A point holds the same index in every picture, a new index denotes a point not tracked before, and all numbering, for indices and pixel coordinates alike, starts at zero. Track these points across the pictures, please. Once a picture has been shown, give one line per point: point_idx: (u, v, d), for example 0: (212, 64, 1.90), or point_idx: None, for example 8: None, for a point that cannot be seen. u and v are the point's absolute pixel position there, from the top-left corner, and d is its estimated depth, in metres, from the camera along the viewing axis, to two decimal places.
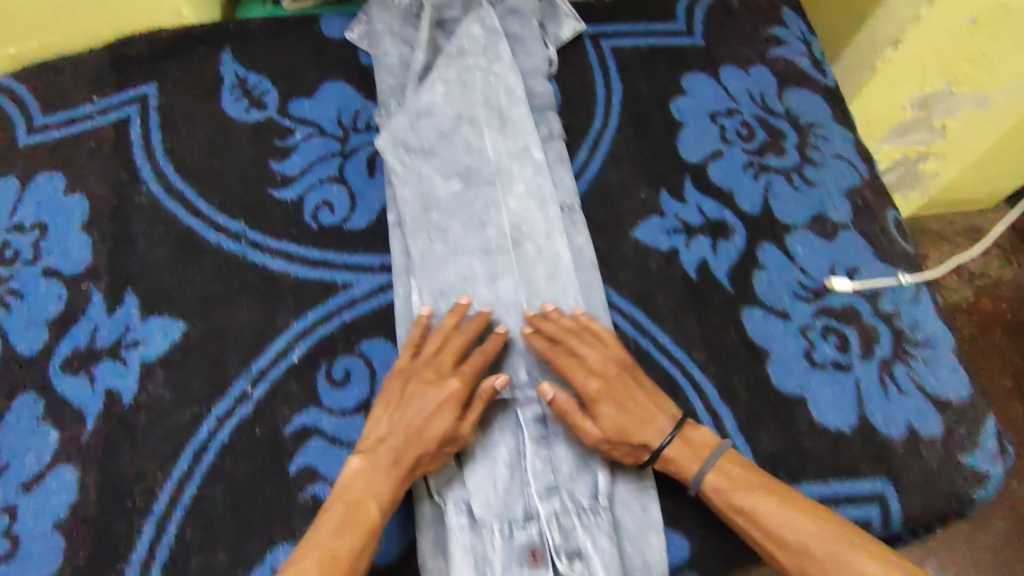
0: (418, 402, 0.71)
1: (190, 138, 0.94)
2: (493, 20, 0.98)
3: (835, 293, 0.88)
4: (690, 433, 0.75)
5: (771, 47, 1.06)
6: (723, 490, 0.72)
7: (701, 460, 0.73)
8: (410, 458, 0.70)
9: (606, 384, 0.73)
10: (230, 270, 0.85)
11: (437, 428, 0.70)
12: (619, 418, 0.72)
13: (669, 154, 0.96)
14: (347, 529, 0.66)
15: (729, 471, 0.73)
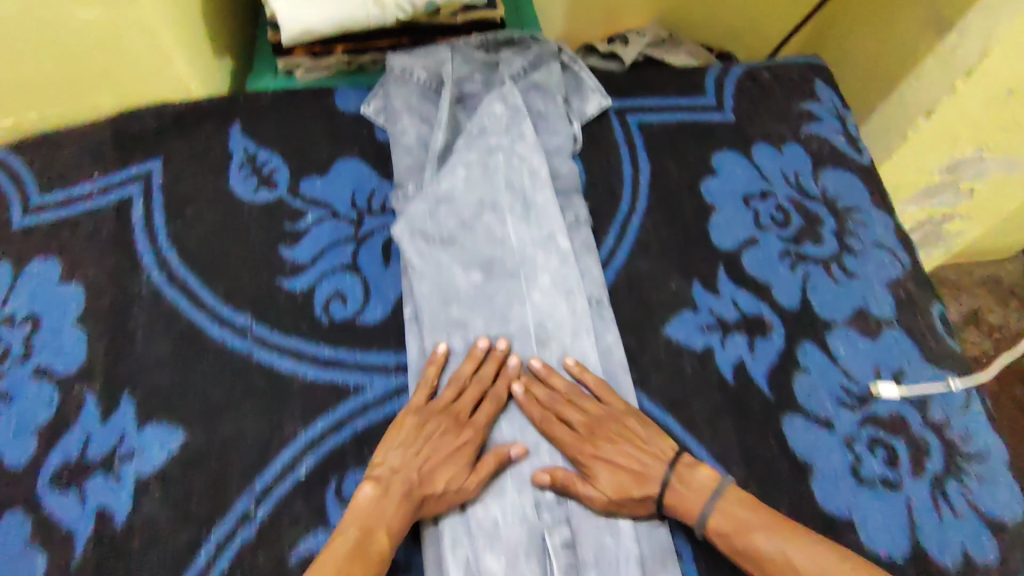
0: (434, 445, 0.73)
1: (195, 221, 0.88)
2: (517, 99, 0.93)
3: (880, 399, 0.83)
4: (687, 474, 0.73)
5: (805, 123, 1.01)
6: (727, 534, 0.70)
7: (703, 502, 0.71)
8: (421, 492, 0.70)
9: (611, 434, 0.75)
10: (234, 371, 0.80)
11: (451, 468, 0.71)
12: (626, 465, 0.73)
13: (701, 242, 0.91)
14: (358, 559, 0.65)
15: (727, 510, 0.70)
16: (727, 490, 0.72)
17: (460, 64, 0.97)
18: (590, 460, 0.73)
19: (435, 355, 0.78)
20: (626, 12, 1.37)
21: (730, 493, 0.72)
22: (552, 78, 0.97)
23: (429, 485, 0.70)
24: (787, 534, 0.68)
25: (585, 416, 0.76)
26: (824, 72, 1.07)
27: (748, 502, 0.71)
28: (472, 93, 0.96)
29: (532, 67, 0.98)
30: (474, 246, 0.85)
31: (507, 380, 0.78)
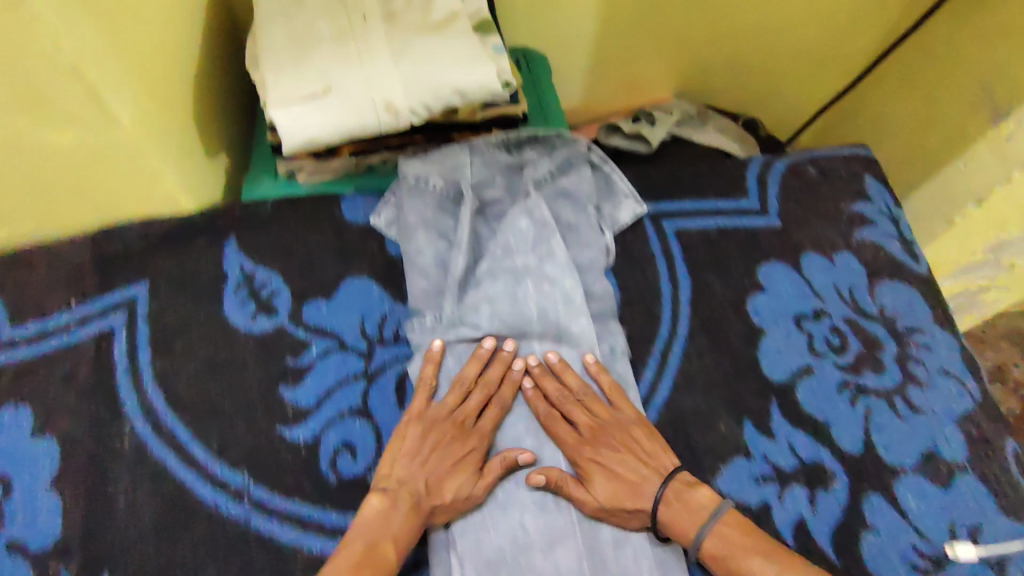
0: (440, 454, 0.70)
1: (184, 356, 0.79)
2: (543, 210, 0.84)
3: (958, 563, 0.74)
4: (685, 493, 0.70)
5: (856, 227, 0.92)
6: (723, 558, 0.67)
7: (699, 524, 0.68)
8: (430, 505, 0.68)
9: (614, 443, 0.72)
10: (228, 542, 0.70)
11: (456, 482, 0.69)
12: (627, 475, 0.71)
13: (750, 373, 0.82)
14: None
15: (723, 534, 0.68)
16: (725, 513, 0.69)
17: (479, 167, 0.87)
18: (589, 465, 0.71)
19: (431, 353, 0.75)
20: (649, 80, 1.28)
21: (728, 517, 0.69)
22: (581, 186, 0.88)
23: (437, 496, 0.68)
24: (783, 560, 0.66)
25: (590, 419, 0.74)
26: (873, 166, 0.99)
27: (742, 526, 0.69)
28: (492, 199, 0.87)
29: (559, 171, 0.89)
30: None
31: (511, 385, 0.75)
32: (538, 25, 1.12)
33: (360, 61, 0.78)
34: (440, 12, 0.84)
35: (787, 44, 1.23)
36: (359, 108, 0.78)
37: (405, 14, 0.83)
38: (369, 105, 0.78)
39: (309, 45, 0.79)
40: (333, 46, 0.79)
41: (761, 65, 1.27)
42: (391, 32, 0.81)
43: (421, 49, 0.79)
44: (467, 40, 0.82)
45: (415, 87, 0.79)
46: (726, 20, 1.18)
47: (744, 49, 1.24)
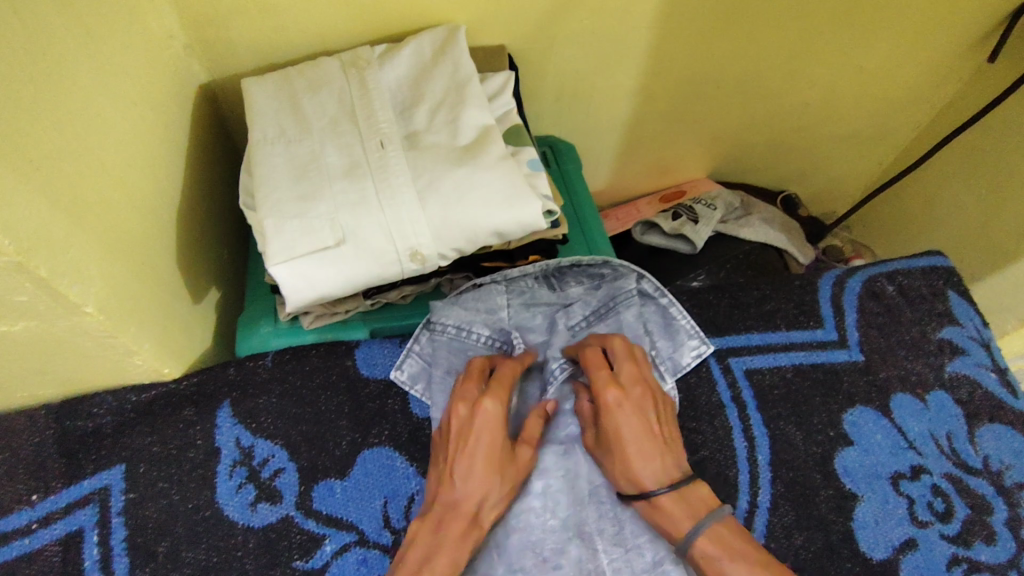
0: (470, 450, 0.61)
1: (171, 564, 0.65)
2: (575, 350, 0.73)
3: None
4: (687, 487, 0.62)
5: (946, 359, 0.81)
6: (717, 560, 0.58)
7: (694, 522, 0.60)
8: (472, 505, 0.60)
9: (639, 402, 0.65)
10: None
11: (494, 456, 0.62)
12: (649, 422, 0.64)
13: (847, 551, 0.70)
14: None
15: (720, 535, 0.59)
16: (726, 516, 0.60)
17: (518, 308, 0.76)
18: (610, 410, 0.63)
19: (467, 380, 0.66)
20: (684, 162, 1.15)
21: (729, 523, 0.60)
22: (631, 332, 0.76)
23: (471, 493, 0.60)
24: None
25: (635, 367, 0.67)
26: (954, 278, 0.87)
27: (742, 532, 0.60)
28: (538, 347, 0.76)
29: (596, 315, 0.77)
30: None
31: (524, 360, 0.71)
32: (565, 114, 1.00)
33: (378, 201, 0.66)
34: (469, 131, 0.71)
35: (833, 124, 1.12)
36: (379, 258, 0.66)
37: (429, 135, 0.71)
38: (392, 254, 0.66)
39: (315, 180, 0.67)
40: (344, 181, 0.67)
41: (804, 144, 1.16)
42: (413, 162, 0.68)
43: (451, 184, 0.67)
44: (503, 167, 0.68)
45: (446, 231, 0.67)
46: (772, 102, 1.06)
47: (788, 129, 1.12)
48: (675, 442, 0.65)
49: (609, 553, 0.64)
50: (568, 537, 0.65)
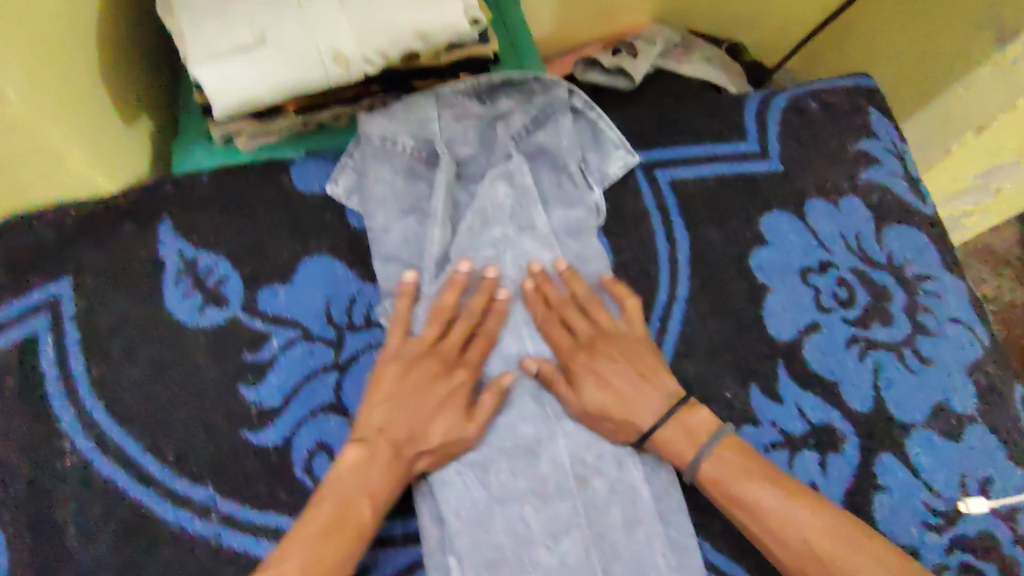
0: (417, 402, 0.63)
1: (125, 360, 0.69)
2: (539, 215, 0.74)
3: (968, 518, 0.72)
4: (684, 414, 0.66)
5: (861, 167, 0.86)
6: (723, 482, 0.64)
7: (697, 448, 0.65)
8: (413, 450, 0.63)
9: (611, 350, 0.68)
10: (198, 564, 0.63)
11: (445, 425, 0.63)
12: (631, 386, 0.66)
13: (755, 334, 0.77)
14: (333, 532, 0.58)
15: (722, 457, 0.64)
16: (726, 437, 0.66)
17: (449, 121, 0.76)
18: (583, 370, 0.67)
19: (404, 287, 0.69)
20: (629, 7, 1.14)
21: (729, 439, 0.66)
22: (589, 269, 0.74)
23: (418, 443, 0.63)
24: (788, 487, 0.63)
25: (590, 325, 0.69)
26: (877, 96, 0.90)
27: (743, 451, 0.65)
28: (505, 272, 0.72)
29: (534, 124, 0.79)
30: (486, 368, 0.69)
31: (497, 315, 0.69)
32: None
33: (298, 4, 0.66)
34: None
35: None
36: (302, 61, 0.67)
37: None
38: (315, 57, 0.67)
39: None
40: None
41: None
42: None
43: None
44: None
45: (367, 33, 0.67)
46: None
47: None
48: (658, 373, 0.68)
49: (532, 336, 0.70)
50: None
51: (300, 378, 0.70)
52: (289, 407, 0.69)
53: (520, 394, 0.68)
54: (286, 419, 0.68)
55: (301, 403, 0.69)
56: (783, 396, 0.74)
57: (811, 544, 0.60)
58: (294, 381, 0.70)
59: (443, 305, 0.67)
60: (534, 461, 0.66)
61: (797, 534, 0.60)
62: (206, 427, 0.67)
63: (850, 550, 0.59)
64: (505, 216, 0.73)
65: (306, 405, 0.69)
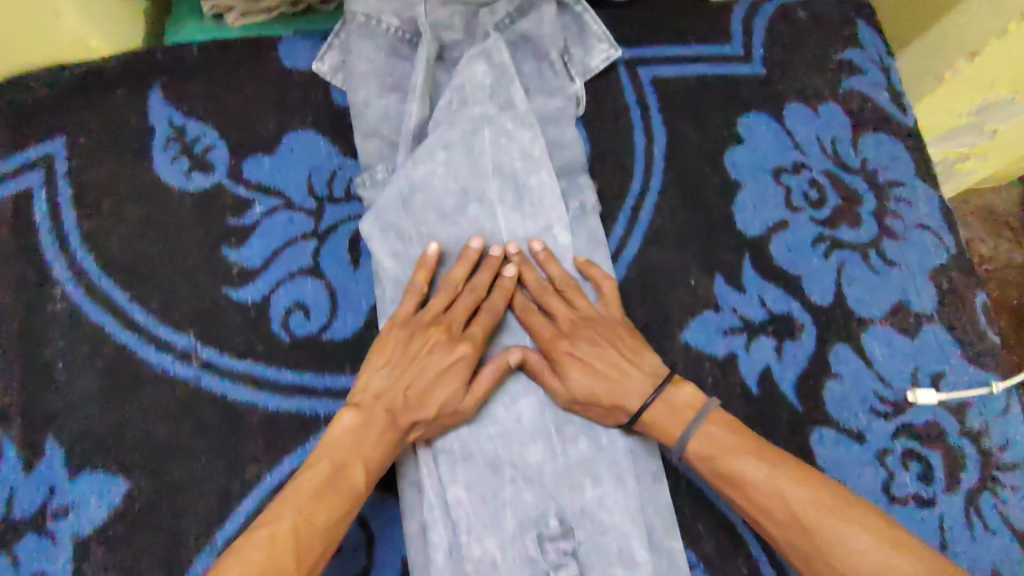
0: (423, 363, 0.64)
1: (115, 217, 0.72)
2: (516, 92, 0.75)
3: (916, 407, 0.74)
4: (669, 392, 0.64)
5: (843, 77, 0.87)
6: (709, 458, 0.61)
7: (683, 424, 0.63)
8: (408, 418, 0.62)
9: (603, 333, 0.67)
10: (180, 402, 0.67)
11: (448, 398, 0.63)
12: (611, 372, 0.65)
13: (724, 228, 0.79)
14: (327, 494, 0.57)
15: (705, 433, 0.62)
16: (711, 412, 0.63)
17: (435, 5, 0.77)
18: (567, 360, 0.66)
19: (424, 258, 0.68)
20: None
21: (714, 414, 0.63)
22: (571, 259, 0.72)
23: (424, 409, 0.63)
24: (777, 462, 0.60)
25: (569, 310, 0.68)
26: (867, 8, 0.90)
27: (729, 423, 0.63)
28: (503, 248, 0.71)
29: (519, 12, 0.79)
30: (459, 241, 0.71)
31: (490, 267, 0.69)
32: None
33: None
34: None
35: None
36: None
37: None
38: None
39: None
40: None
41: None
42: None
43: None
44: None
45: None
46: None
47: None
48: (642, 354, 0.67)
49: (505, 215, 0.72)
50: (467, 199, 0.72)
51: (280, 242, 0.73)
52: (268, 268, 0.72)
53: (488, 267, 0.71)
54: (266, 279, 0.72)
55: (279, 266, 0.72)
56: (747, 288, 0.77)
57: (804, 521, 0.57)
58: (273, 245, 0.73)
59: (453, 275, 0.68)
60: (501, 335, 0.70)
61: (787, 512, 0.57)
62: (189, 283, 0.71)
63: (833, 519, 0.56)
64: (484, 93, 0.75)
65: (285, 268, 0.72)
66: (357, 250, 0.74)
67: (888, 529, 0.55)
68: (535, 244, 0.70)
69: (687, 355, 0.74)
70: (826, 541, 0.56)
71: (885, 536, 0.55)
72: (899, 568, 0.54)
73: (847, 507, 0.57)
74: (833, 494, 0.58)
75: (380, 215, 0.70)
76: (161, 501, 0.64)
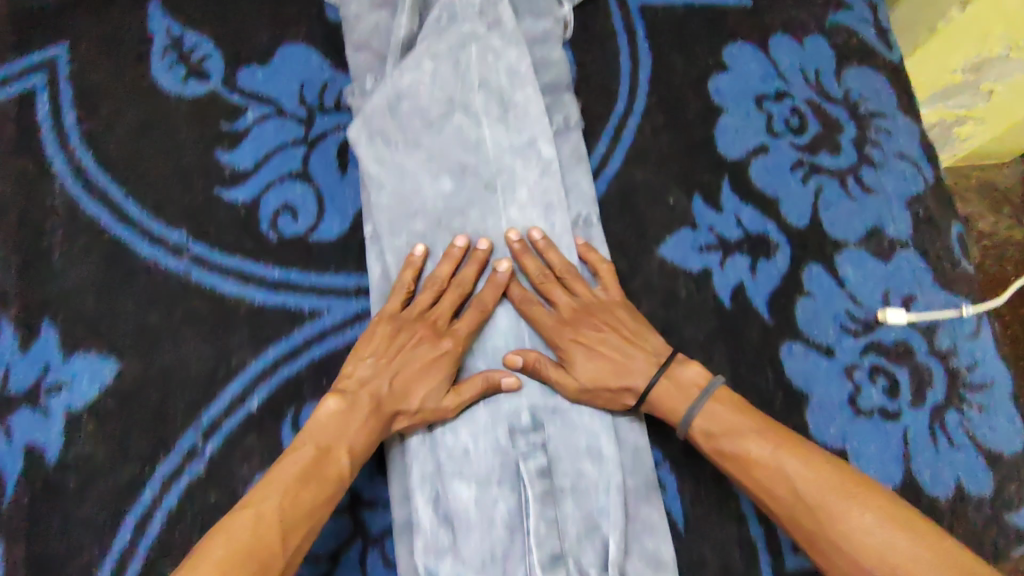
0: (406, 357, 0.65)
1: (112, 119, 0.75)
2: (505, 11, 0.76)
3: (886, 326, 0.76)
4: (676, 369, 0.66)
5: (829, 12, 0.88)
6: (714, 434, 0.62)
7: (690, 402, 0.64)
8: (392, 407, 0.63)
9: (600, 319, 0.68)
10: (171, 293, 0.70)
11: (434, 397, 0.63)
12: (618, 349, 0.67)
13: (705, 151, 0.80)
14: (312, 480, 0.58)
15: (712, 411, 0.63)
16: (716, 390, 0.64)
17: None
18: (570, 345, 0.66)
19: (410, 259, 0.69)
20: None
21: (721, 393, 0.64)
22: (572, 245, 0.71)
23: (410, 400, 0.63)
24: (779, 439, 0.60)
25: (570, 297, 0.69)
26: None
27: (735, 403, 0.63)
28: (497, 238, 0.72)
29: None
30: (443, 150, 0.72)
31: (477, 261, 0.69)
32: None
33: None
34: None
35: None
36: None
37: None
38: None
39: None
40: None
41: None
42: None
43: None
44: None
45: None
46: None
47: None
48: (644, 336, 0.68)
49: (489, 124, 0.73)
50: (452, 109, 0.73)
51: (270, 148, 0.75)
52: (259, 172, 0.74)
53: (472, 177, 0.72)
54: (256, 182, 0.74)
55: (269, 171, 0.75)
56: (724, 208, 0.79)
57: (804, 499, 0.56)
58: (264, 151, 0.75)
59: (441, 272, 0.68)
60: (495, 325, 0.70)
61: (786, 490, 0.57)
62: (182, 183, 0.73)
63: (837, 497, 0.55)
64: (473, 10, 0.75)
65: (274, 172, 0.75)
66: (346, 157, 0.76)
67: (892, 509, 0.54)
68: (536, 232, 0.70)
69: (663, 269, 0.76)
70: (828, 519, 0.55)
71: (885, 513, 0.54)
72: (901, 547, 0.52)
73: (849, 486, 0.56)
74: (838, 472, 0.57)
75: (366, 120, 0.72)
76: (150, 382, 0.67)
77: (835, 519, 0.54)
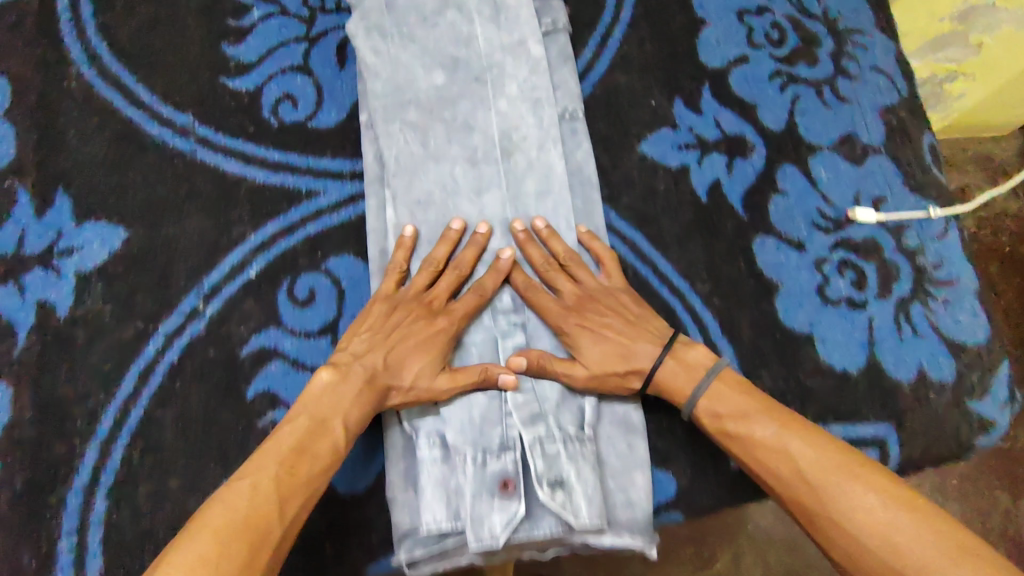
0: (403, 337, 0.65)
1: (126, 13, 0.80)
2: None
3: (856, 225, 0.80)
4: (681, 351, 0.66)
5: None
6: (720, 415, 0.63)
7: (693, 383, 0.65)
8: (385, 381, 0.63)
9: (602, 306, 0.68)
10: (178, 170, 0.75)
11: (430, 377, 0.63)
12: (625, 333, 0.66)
13: (687, 59, 0.84)
14: (308, 453, 0.58)
15: (718, 393, 0.64)
16: (721, 371, 0.65)
17: None
18: (575, 330, 0.66)
19: (402, 240, 0.69)
20: None
21: (724, 372, 0.65)
22: (573, 233, 0.72)
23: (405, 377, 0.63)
24: (783, 419, 0.61)
25: (574, 286, 0.70)
26: None
27: (738, 385, 0.65)
28: (497, 224, 0.72)
29: None
30: (437, 44, 0.76)
31: (474, 245, 0.69)
32: None
33: None
34: None
35: None
36: None
37: None
38: None
39: None
40: None
41: None
42: None
43: None
44: None
45: None
46: None
47: None
48: (647, 320, 0.68)
49: (481, 21, 0.77)
50: (446, 6, 0.77)
51: (273, 43, 0.80)
52: (262, 64, 0.79)
53: (463, 70, 0.75)
54: (259, 73, 0.78)
55: (272, 64, 0.79)
56: (704, 112, 0.82)
57: (809, 480, 0.58)
58: (266, 46, 0.79)
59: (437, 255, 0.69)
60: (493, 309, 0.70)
61: (790, 470, 0.59)
62: (190, 72, 0.78)
63: (838, 477, 0.57)
64: None
65: (276, 65, 0.79)
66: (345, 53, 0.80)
67: (896, 488, 0.56)
68: (538, 221, 0.71)
69: (643, 165, 0.79)
70: (830, 497, 0.57)
71: (888, 493, 0.56)
72: (901, 526, 0.54)
73: (852, 464, 0.58)
74: (842, 454, 0.59)
75: (364, 14, 0.76)
76: (156, 249, 0.72)
77: (839, 498, 0.56)
